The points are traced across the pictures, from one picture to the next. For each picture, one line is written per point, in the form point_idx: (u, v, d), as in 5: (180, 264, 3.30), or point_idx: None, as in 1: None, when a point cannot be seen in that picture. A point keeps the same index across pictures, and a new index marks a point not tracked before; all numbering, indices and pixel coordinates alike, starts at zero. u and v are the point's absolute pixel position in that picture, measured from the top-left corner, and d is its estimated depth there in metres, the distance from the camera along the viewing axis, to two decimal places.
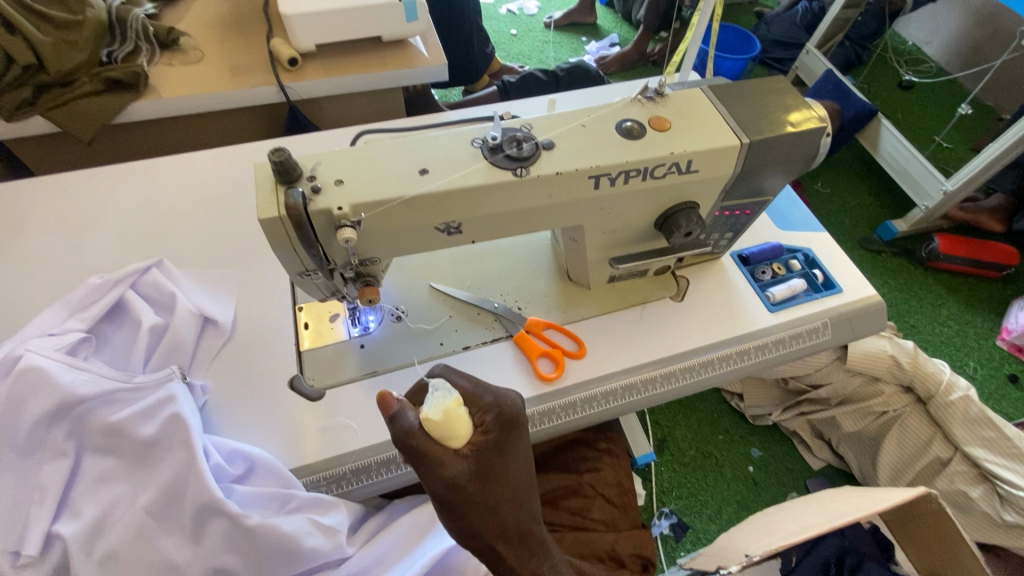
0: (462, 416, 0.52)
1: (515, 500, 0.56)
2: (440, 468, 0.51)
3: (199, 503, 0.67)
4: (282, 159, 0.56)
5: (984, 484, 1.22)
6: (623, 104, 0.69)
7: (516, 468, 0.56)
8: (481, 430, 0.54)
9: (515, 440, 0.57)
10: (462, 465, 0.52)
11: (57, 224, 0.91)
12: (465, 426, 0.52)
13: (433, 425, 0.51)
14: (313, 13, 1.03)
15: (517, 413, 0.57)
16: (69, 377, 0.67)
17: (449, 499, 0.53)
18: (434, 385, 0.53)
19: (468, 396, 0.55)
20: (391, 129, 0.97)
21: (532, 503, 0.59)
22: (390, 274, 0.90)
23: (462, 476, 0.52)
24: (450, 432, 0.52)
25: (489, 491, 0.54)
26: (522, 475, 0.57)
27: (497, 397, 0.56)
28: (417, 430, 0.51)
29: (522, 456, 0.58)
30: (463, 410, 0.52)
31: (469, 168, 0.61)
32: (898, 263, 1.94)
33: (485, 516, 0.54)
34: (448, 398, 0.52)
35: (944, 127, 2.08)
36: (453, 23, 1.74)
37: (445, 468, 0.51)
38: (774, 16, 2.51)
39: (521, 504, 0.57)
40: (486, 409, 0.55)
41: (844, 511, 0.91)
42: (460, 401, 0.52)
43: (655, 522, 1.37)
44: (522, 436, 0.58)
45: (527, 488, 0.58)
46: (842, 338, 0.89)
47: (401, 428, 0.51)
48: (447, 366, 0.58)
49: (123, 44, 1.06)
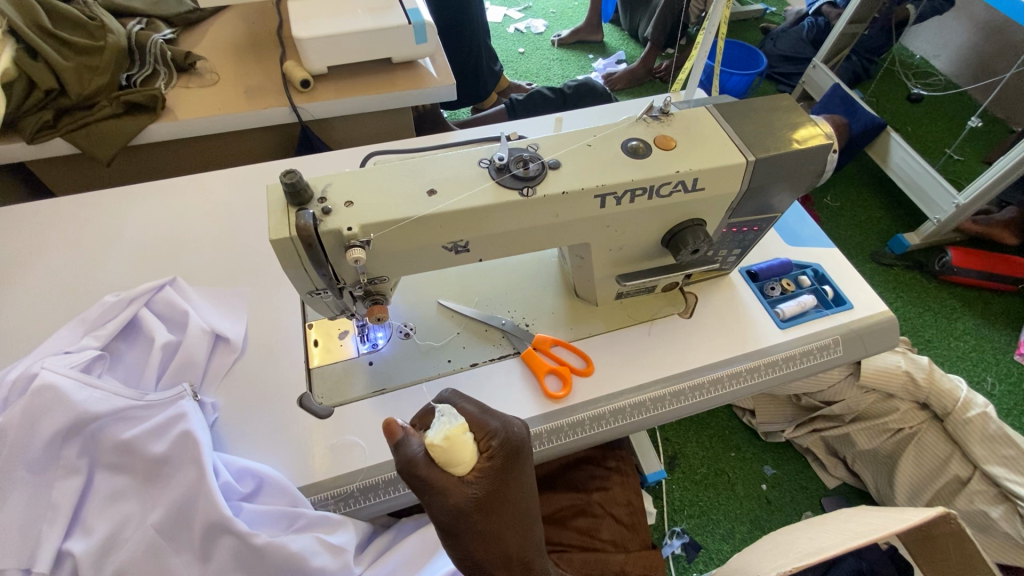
0: (467, 442, 0.51)
1: (517, 525, 0.56)
2: (445, 496, 0.51)
3: (208, 521, 0.67)
4: (293, 181, 0.57)
5: (1005, 504, 1.19)
6: (628, 123, 0.70)
7: (520, 493, 0.56)
8: (486, 456, 0.54)
9: (519, 465, 0.57)
10: (466, 491, 0.52)
11: (75, 244, 0.94)
12: (470, 452, 0.52)
13: (439, 450, 0.50)
14: (325, 37, 1.06)
15: (521, 440, 0.57)
16: (83, 395, 0.68)
17: (454, 525, 0.53)
18: (440, 410, 0.52)
19: (474, 421, 0.55)
20: (401, 149, 0.99)
21: (533, 530, 0.59)
22: (398, 291, 0.91)
23: (467, 502, 0.52)
24: (454, 457, 0.51)
25: (493, 518, 0.54)
26: (526, 500, 0.57)
27: (502, 422, 0.56)
28: (420, 460, 0.51)
29: (526, 482, 0.58)
30: (467, 436, 0.52)
31: (478, 188, 0.62)
32: (911, 277, 1.92)
33: (488, 542, 0.55)
34: (454, 424, 0.51)
35: (955, 140, 2.07)
36: (462, 43, 1.78)
37: (449, 495, 0.51)
38: (780, 32, 2.53)
39: (524, 529, 0.57)
40: (491, 435, 0.55)
41: (860, 532, 0.89)
42: (465, 427, 0.52)
43: (666, 541, 1.35)
44: (525, 463, 0.58)
45: (530, 513, 0.58)
46: (854, 355, 0.88)
47: (405, 456, 0.51)
48: (456, 393, 0.58)
49: (141, 68, 1.10)
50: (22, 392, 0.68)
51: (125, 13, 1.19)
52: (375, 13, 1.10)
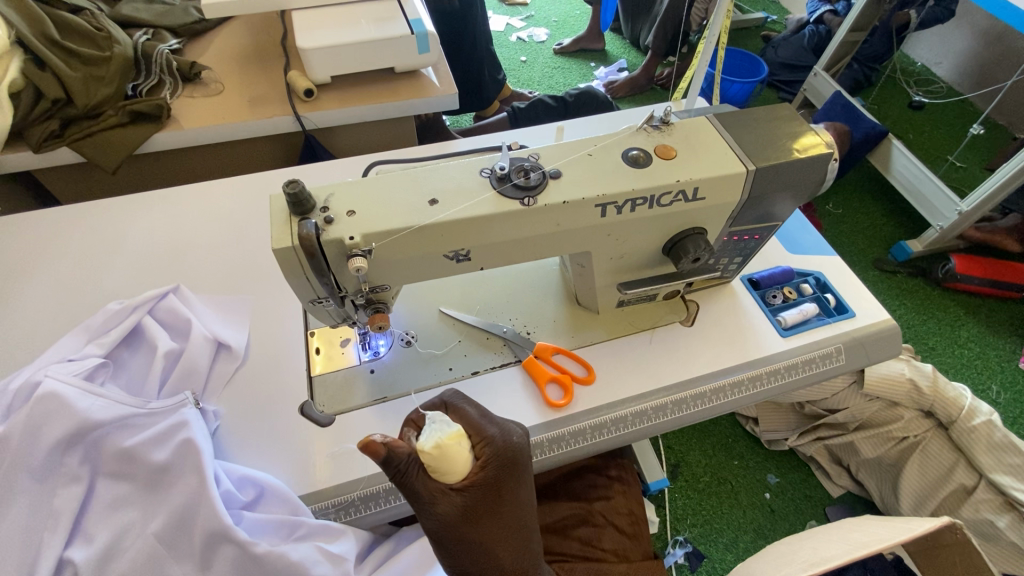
0: (458, 452, 0.50)
1: (510, 536, 0.56)
2: (432, 505, 0.51)
3: (209, 529, 0.67)
4: (296, 191, 0.57)
5: (1011, 513, 1.18)
6: (629, 133, 0.70)
7: (514, 504, 0.56)
8: (479, 463, 0.53)
9: (515, 475, 0.56)
10: (454, 501, 0.52)
11: (79, 252, 0.94)
12: (462, 461, 0.51)
13: (428, 457, 0.50)
14: (330, 47, 1.07)
15: (517, 450, 0.56)
16: (86, 403, 0.69)
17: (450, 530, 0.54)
18: (433, 417, 0.52)
19: (473, 426, 0.55)
20: (404, 158, 0.99)
21: (530, 542, 0.58)
22: (400, 300, 0.91)
23: (454, 511, 0.52)
24: (444, 466, 0.50)
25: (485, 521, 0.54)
26: (521, 511, 0.57)
27: (499, 430, 0.56)
28: (411, 470, 0.50)
29: (523, 493, 0.57)
30: (459, 446, 0.51)
31: (480, 197, 0.62)
32: (914, 283, 1.91)
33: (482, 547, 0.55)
34: (446, 432, 0.50)
35: (957, 148, 2.08)
36: (464, 52, 1.80)
37: (437, 505, 0.51)
38: (780, 40, 2.56)
39: (518, 539, 0.57)
40: (487, 441, 0.54)
41: (865, 542, 0.88)
42: (459, 435, 0.51)
43: (669, 551, 1.34)
44: (522, 473, 0.57)
45: (525, 523, 0.58)
46: (857, 364, 0.88)
47: (395, 468, 0.50)
48: (459, 395, 0.59)
49: (147, 78, 1.12)
50: (26, 400, 0.69)
51: (131, 24, 1.20)
52: (378, 24, 1.11)
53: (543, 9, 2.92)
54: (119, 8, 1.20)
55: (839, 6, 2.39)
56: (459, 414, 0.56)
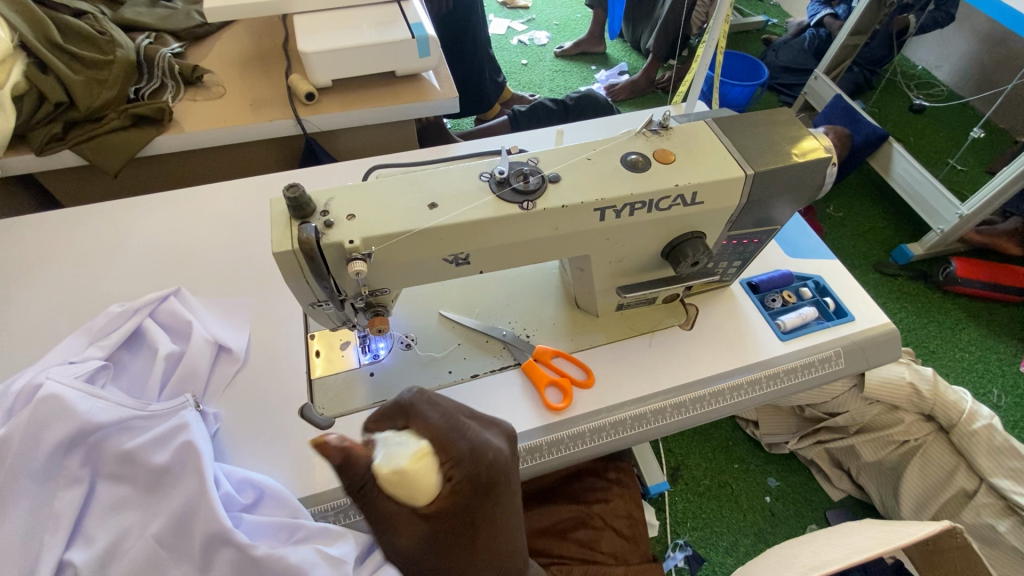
0: (418, 478, 0.46)
1: (488, 549, 0.53)
2: (397, 524, 0.49)
3: (207, 532, 0.66)
4: (296, 195, 0.57)
5: (1012, 517, 1.18)
6: (627, 137, 0.70)
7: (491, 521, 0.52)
8: (450, 488, 0.47)
9: (491, 493, 0.51)
10: (420, 523, 0.49)
11: (81, 254, 0.95)
12: (426, 488, 0.46)
13: (387, 481, 0.46)
14: (332, 50, 1.07)
15: (494, 469, 0.50)
16: (87, 405, 0.69)
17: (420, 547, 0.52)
18: (391, 436, 0.48)
19: (440, 442, 0.48)
20: (404, 162, 1.00)
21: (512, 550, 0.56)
22: (400, 303, 0.91)
23: (421, 532, 0.50)
24: (405, 493, 0.46)
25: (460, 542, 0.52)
26: (500, 524, 0.54)
27: (471, 445, 0.49)
28: (371, 488, 0.48)
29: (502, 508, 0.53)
30: (421, 468, 0.46)
31: (480, 201, 0.63)
32: (915, 286, 1.91)
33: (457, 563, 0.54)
34: (405, 456, 0.46)
35: (957, 151, 2.09)
36: (465, 55, 1.81)
37: (402, 526, 0.49)
38: (780, 44, 2.57)
39: (497, 549, 0.54)
40: (456, 463, 0.48)
41: (866, 546, 0.88)
42: (423, 453, 0.47)
43: (669, 554, 1.33)
44: (501, 489, 0.52)
45: (505, 532, 0.55)
46: (857, 367, 0.88)
47: (354, 483, 0.48)
48: (427, 395, 0.52)
49: (149, 81, 1.12)
50: (27, 402, 0.69)
51: (134, 28, 1.21)
52: (380, 28, 1.11)
53: (543, 13, 2.94)
54: (122, 12, 1.21)
55: (839, 10, 2.40)
56: (422, 423, 0.49)
